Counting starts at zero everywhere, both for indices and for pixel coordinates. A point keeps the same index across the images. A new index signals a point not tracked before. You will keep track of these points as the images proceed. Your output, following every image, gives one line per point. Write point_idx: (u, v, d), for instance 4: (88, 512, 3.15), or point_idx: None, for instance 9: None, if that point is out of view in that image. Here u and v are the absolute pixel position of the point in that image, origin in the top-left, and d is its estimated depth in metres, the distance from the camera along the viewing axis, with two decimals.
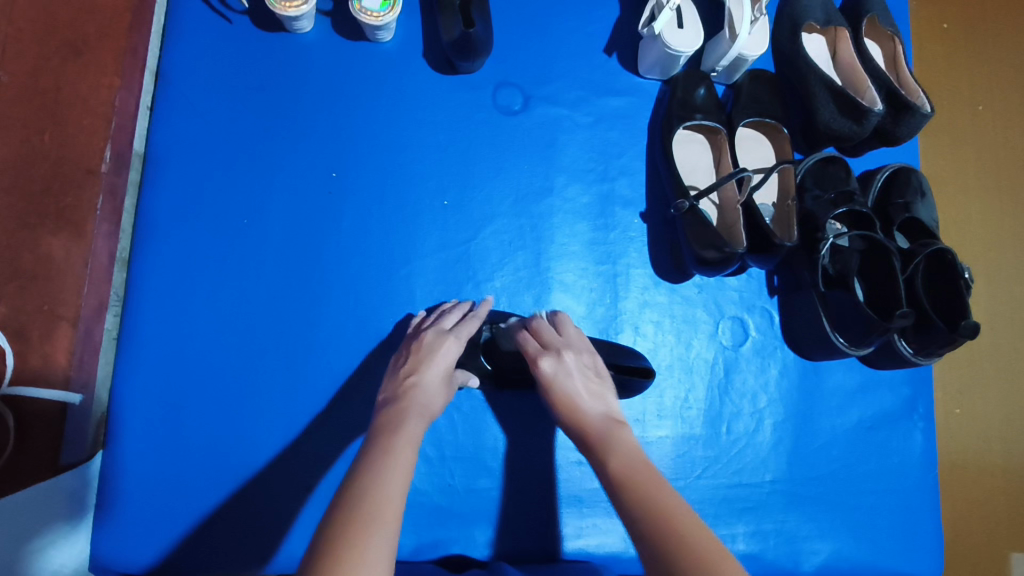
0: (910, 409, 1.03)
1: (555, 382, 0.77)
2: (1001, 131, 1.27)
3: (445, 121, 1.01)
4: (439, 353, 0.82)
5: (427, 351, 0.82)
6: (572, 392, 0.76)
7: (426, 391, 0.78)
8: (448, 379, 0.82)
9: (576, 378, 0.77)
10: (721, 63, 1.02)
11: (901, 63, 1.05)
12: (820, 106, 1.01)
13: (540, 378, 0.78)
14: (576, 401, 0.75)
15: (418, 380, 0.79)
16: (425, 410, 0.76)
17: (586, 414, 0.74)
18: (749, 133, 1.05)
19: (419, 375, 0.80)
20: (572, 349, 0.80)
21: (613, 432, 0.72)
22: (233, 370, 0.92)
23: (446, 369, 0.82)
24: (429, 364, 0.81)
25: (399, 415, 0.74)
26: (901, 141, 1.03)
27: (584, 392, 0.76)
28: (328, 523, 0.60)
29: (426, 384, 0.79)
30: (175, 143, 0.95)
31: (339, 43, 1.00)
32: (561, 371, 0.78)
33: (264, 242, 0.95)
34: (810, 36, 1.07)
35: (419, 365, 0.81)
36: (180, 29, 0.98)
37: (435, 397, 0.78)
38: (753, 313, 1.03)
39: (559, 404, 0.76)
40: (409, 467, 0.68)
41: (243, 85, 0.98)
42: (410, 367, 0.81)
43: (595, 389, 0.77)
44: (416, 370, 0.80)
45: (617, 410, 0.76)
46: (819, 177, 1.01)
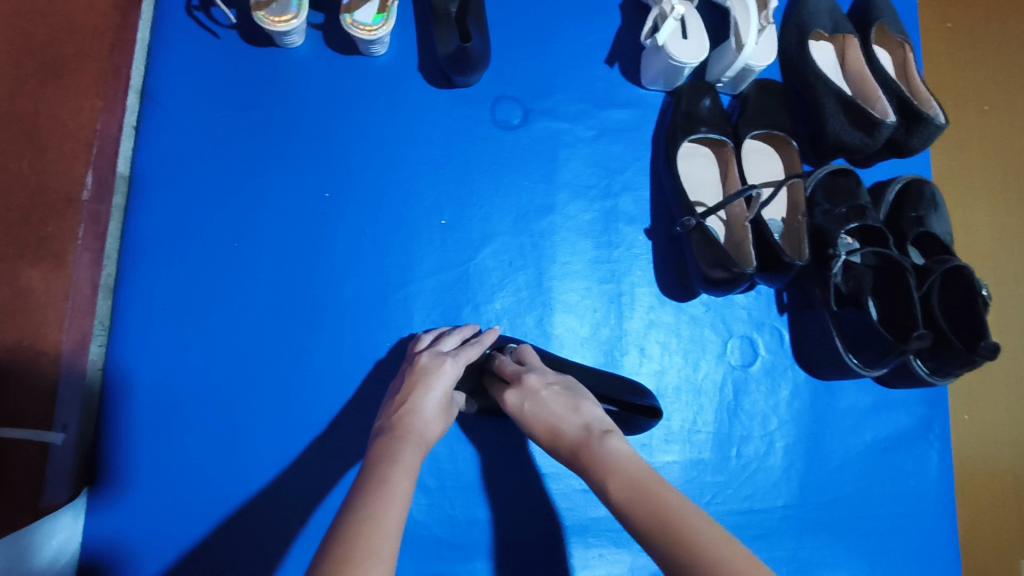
0: (925, 429, 1.00)
1: (525, 411, 0.76)
2: (1011, 133, 1.24)
3: (441, 136, 0.97)
4: (436, 377, 0.79)
5: (423, 376, 0.79)
6: (546, 413, 0.75)
7: (423, 417, 0.75)
8: (444, 402, 0.78)
9: (542, 397, 0.76)
10: (727, 74, 0.98)
11: (912, 70, 1.02)
12: (829, 118, 0.98)
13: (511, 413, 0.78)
14: (551, 420, 0.74)
15: (414, 405, 0.76)
16: (422, 437, 0.73)
17: (565, 431, 0.73)
18: (757, 145, 1.01)
19: (416, 401, 0.76)
20: (530, 372, 0.80)
21: (599, 441, 0.70)
22: (225, 400, 0.88)
23: (443, 394, 0.78)
24: (426, 388, 0.78)
25: (395, 444, 0.71)
26: (913, 153, 0.99)
27: (558, 408, 0.75)
28: (324, 560, 0.57)
29: (423, 409, 0.76)
30: (162, 165, 0.92)
31: (330, 57, 0.97)
32: (521, 398, 0.77)
33: (256, 266, 0.92)
34: (817, 44, 1.04)
35: (415, 392, 0.77)
36: (166, 47, 0.94)
37: (432, 423, 0.76)
38: (762, 331, 0.99)
39: (539, 430, 0.75)
40: (407, 497, 0.65)
41: (231, 103, 0.94)
42: (405, 395, 0.78)
43: (568, 402, 0.75)
44: (411, 396, 0.77)
45: (596, 418, 0.73)
46: (830, 190, 0.98)
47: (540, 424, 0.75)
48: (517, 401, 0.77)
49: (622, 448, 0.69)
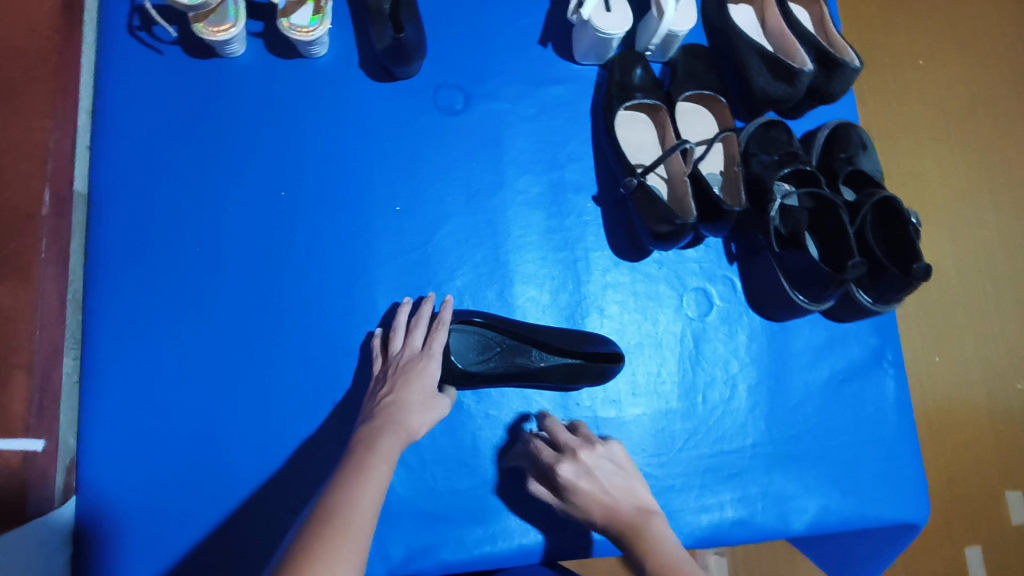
0: (879, 358, 1.05)
1: (579, 486, 0.82)
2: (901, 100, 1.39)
3: (388, 128, 1.01)
4: (417, 376, 0.84)
5: (404, 373, 0.84)
6: (600, 493, 0.82)
7: (405, 408, 0.80)
8: (427, 401, 0.82)
9: (598, 473, 0.83)
10: (653, 42, 1.03)
11: (829, 24, 1.07)
12: (754, 73, 1.03)
13: (563, 484, 0.83)
14: (607, 497, 0.82)
15: (397, 407, 0.80)
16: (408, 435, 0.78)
17: (618, 505, 0.81)
18: (689, 106, 1.07)
19: (401, 404, 0.80)
20: (587, 448, 0.86)
21: (648, 525, 0.79)
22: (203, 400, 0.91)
23: (425, 395, 0.82)
24: (406, 384, 0.82)
25: (376, 432, 0.76)
26: (835, 99, 1.04)
27: (611, 482, 0.83)
28: (299, 533, 0.61)
29: (405, 402, 0.81)
30: (117, 180, 0.95)
31: (273, 63, 1.01)
32: (580, 471, 0.83)
33: (219, 270, 0.94)
34: (738, 8, 1.11)
35: (398, 387, 0.82)
36: (113, 66, 0.97)
37: (413, 413, 0.80)
38: (715, 281, 1.04)
39: (589, 507, 0.82)
40: (385, 478, 0.70)
41: (180, 114, 0.98)
42: (388, 391, 0.83)
43: (622, 483, 0.83)
44: (394, 391, 0.82)
45: (647, 501, 0.83)
46: (762, 141, 1.03)
47: (602, 495, 0.82)
48: (576, 477, 0.82)
49: (666, 531, 0.79)
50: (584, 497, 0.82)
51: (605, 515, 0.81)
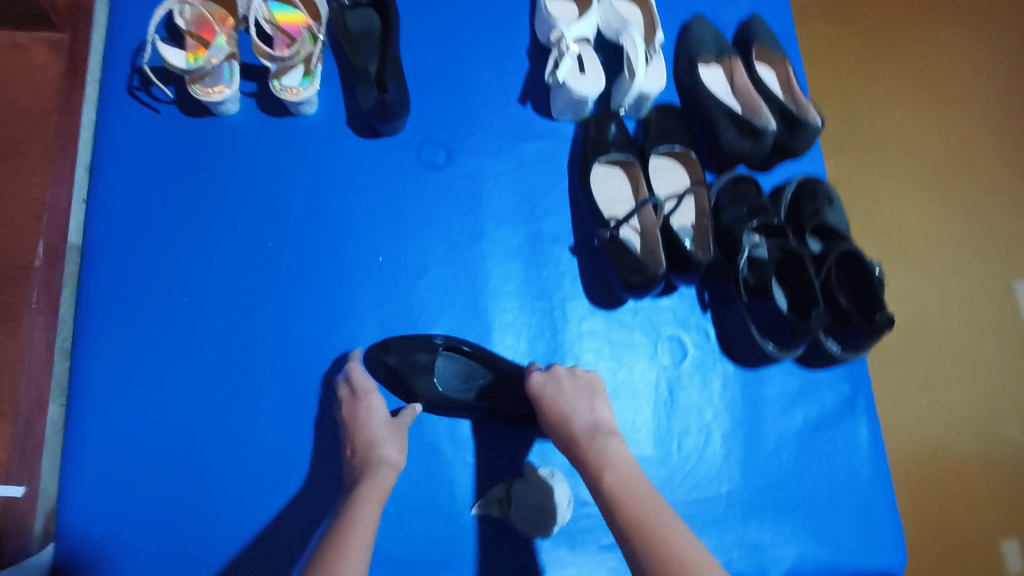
0: (852, 406, 1.07)
1: (545, 394, 0.89)
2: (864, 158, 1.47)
3: (373, 182, 1.06)
4: (371, 414, 0.89)
5: (362, 417, 0.89)
6: (564, 403, 0.88)
7: (379, 449, 0.85)
8: (389, 433, 0.88)
9: (568, 395, 0.89)
10: (626, 100, 1.09)
11: (795, 84, 1.14)
12: (722, 130, 1.09)
13: (532, 388, 0.90)
14: (567, 411, 0.87)
15: (361, 448, 0.86)
16: (385, 465, 0.83)
17: (577, 421, 0.86)
18: (662, 161, 1.11)
19: (368, 443, 0.86)
20: (567, 371, 0.93)
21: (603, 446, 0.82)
22: (184, 447, 0.93)
23: (387, 429, 0.88)
24: (365, 427, 0.88)
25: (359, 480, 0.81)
26: (800, 153, 1.09)
27: (574, 403, 0.88)
28: None
29: (375, 442, 0.86)
30: (110, 232, 0.99)
31: (265, 120, 1.06)
32: (553, 390, 0.89)
33: (206, 318, 0.97)
34: (708, 68, 1.17)
35: (360, 431, 0.87)
36: (111, 123, 1.02)
37: (390, 451, 0.86)
38: (689, 330, 1.06)
39: (546, 405, 0.88)
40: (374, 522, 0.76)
41: (173, 168, 1.02)
42: (355, 435, 0.88)
43: (586, 404, 0.88)
44: (359, 436, 0.87)
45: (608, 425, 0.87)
46: (733, 194, 1.08)
47: (564, 402, 0.88)
48: (542, 384, 0.90)
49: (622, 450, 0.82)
50: (548, 404, 0.88)
51: (563, 425, 0.86)
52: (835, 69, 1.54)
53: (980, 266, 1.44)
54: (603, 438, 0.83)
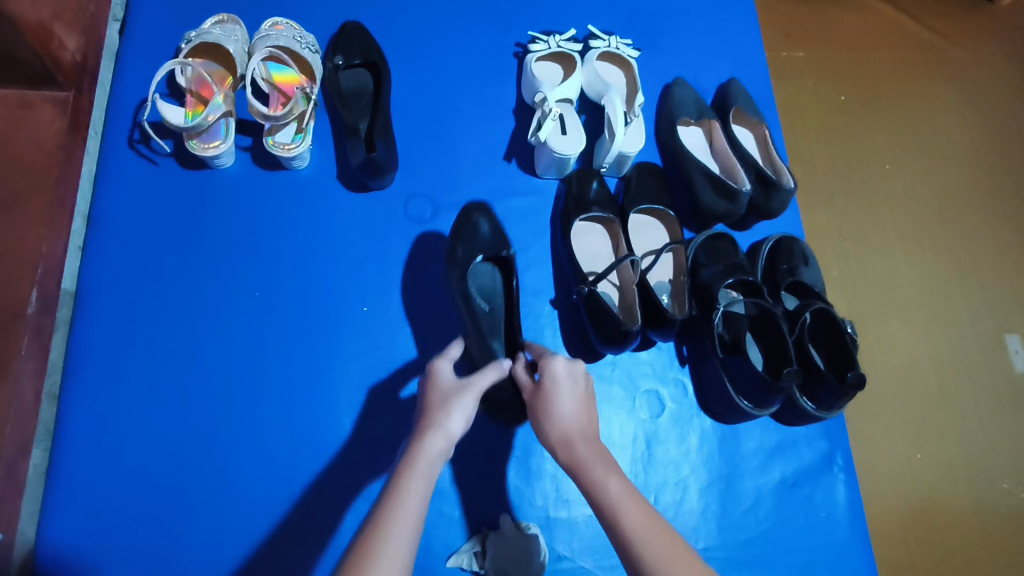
0: (829, 463, 1.07)
1: (558, 389, 0.77)
2: (848, 216, 1.50)
3: (360, 235, 1.09)
4: (450, 397, 0.76)
5: (440, 401, 0.76)
6: (571, 409, 0.76)
7: (441, 434, 0.73)
8: (460, 400, 0.76)
9: (573, 398, 0.77)
10: (605, 160, 1.14)
11: (771, 146, 1.19)
12: (700, 190, 1.13)
13: (547, 373, 0.79)
14: (571, 419, 0.75)
15: (427, 413, 0.76)
16: (443, 438, 0.73)
17: (583, 435, 0.74)
18: (643, 218, 1.16)
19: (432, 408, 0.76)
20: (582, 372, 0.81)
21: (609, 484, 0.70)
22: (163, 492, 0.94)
23: (454, 395, 0.76)
24: (445, 411, 0.75)
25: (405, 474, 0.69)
26: (777, 214, 1.12)
27: (577, 410, 0.77)
28: None
29: (443, 427, 0.73)
30: (102, 279, 1.02)
31: (258, 173, 1.10)
32: (567, 386, 0.78)
33: (191, 363, 0.99)
34: (688, 129, 1.23)
35: (433, 414, 0.75)
36: (110, 175, 1.07)
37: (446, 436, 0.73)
38: (667, 383, 1.08)
39: (547, 405, 0.77)
40: (414, 527, 0.65)
41: (168, 219, 1.06)
42: (423, 414, 0.75)
43: (590, 414, 0.77)
44: (431, 418, 0.74)
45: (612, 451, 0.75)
46: (711, 251, 1.11)
47: (570, 406, 0.77)
48: (560, 376, 0.78)
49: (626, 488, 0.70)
50: (554, 403, 0.76)
51: (569, 437, 0.75)
52: (818, 131, 1.59)
53: (963, 318, 1.46)
54: (609, 464, 0.72)
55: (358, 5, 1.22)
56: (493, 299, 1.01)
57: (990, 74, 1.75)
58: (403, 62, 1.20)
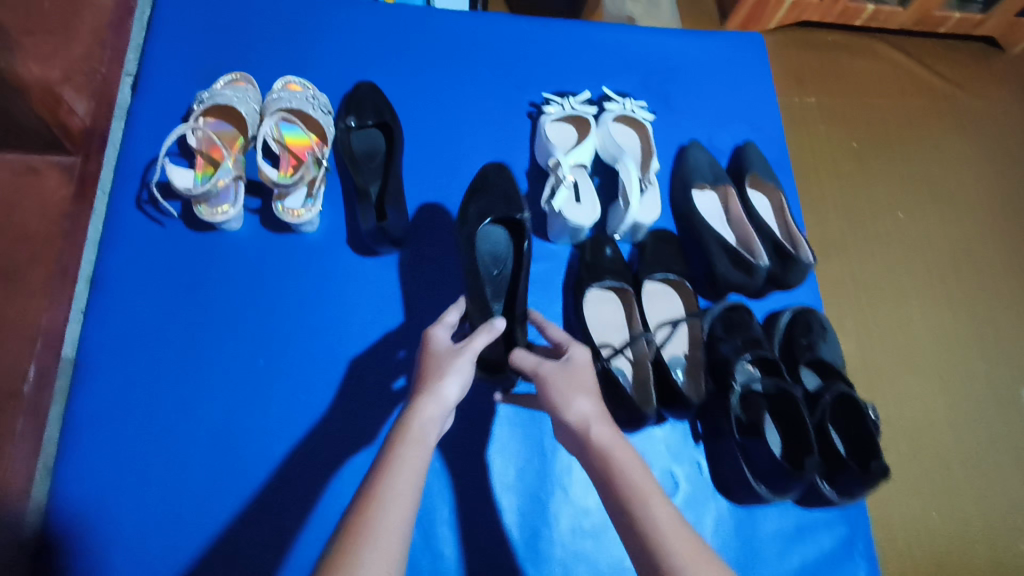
0: (851, 549, 1.03)
1: (575, 371, 0.79)
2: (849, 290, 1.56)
3: (370, 301, 1.07)
4: (447, 361, 0.76)
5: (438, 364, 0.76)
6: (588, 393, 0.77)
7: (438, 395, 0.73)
8: (456, 364, 0.75)
9: (589, 390, 0.78)
10: (620, 227, 1.11)
11: (788, 215, 1.16)
12: (716, 260, 1.10)
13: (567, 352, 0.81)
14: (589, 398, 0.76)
15: (423, 377, 0.75)
16: (438, 403, 0.71)
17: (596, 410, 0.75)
18: (657, 286, 1.13)
19: (426, 371, 0.75)
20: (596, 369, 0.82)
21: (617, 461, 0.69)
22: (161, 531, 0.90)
23: (450, 359, 0.76)
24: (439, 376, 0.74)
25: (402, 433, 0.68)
26: (795, 285, 1.08)
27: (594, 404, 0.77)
28: None
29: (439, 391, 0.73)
30: (102, 347, 0.98)
31: (267, 237, 1.09)
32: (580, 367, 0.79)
33: (192, 384, 0.98)
34: (703, 194, 1.21)
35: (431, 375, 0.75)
36: (116, 238, 1.04)
37: (442, 400, 0.72)
38: (681, 463, 1.04)
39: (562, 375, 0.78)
40: (411, 486, 0.64)
41: (172, 283, 1.03)
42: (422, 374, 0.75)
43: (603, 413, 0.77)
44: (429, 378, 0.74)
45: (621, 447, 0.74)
46: (727, 324, 1.08)
47: (585, 387, 0.77)
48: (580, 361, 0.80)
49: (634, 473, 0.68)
50: (567, 373, 0.77)
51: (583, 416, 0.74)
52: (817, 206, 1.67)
53: (959, 388, 1.49)
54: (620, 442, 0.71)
55: (371, 67, 1.22)
56: (502, 263, 1.03)
57: (975, 150, 1.84)
58: (415, 124, 1.20)
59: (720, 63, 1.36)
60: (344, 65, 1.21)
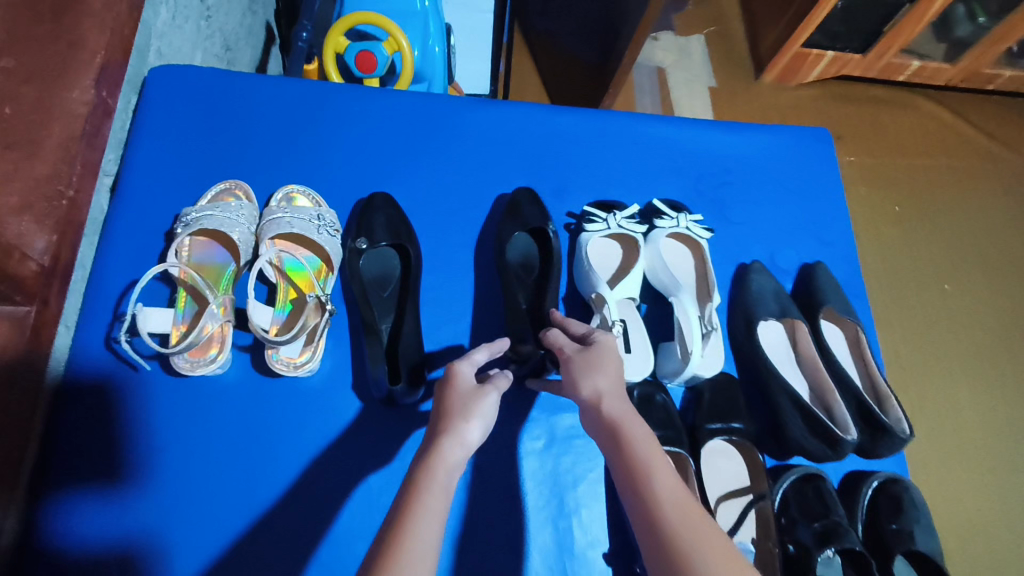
0: None
1: (600, 352, 0.72)
2: None
3: (379, 461, 0.90)
4: (467, 393, 0.68)
5: (457, 396, 0.68)
6: (605, 348, 0.72)
7: (461, 426, 0.64)
8: (481, 404, 0.67)
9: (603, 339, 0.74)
10: (675, 377, 0.94)
11: (870, 359, 0.98)
12: (789, 422, 0.93)
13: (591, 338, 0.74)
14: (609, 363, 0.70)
15: (442, 417, 0.66)
16: (461, 450, 0.63)
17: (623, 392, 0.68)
18: (717, 445, 0.97)
19: (446, 414, 0.66)
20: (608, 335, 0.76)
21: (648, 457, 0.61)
22: (194, 528, 0.83)
23: (474, 397, 0.67)
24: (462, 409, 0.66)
25: (422, 482, 0.59)
26: (882, 457, 0.93)
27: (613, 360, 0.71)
28: None
29: (462, 426, 0.64)
30: (57, 533, 0.80)
31: (261, 381, 0.92)
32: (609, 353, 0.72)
33: (172, 526, 0.83)
34: (766, 325, 1.03)
35: (448, 409, 0.66)
36: (81, 388, 0.88)
37: (467, 436, 0.64)
38: None
39: (587, 359, 0.71)
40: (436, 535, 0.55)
41: (145, 445, 0.86)
42: (440, 410, 0.67)
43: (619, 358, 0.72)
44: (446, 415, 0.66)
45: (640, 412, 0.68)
46: (801, 498, 0.92)
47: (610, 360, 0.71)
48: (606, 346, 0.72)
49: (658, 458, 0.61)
50: (594, 362, 0.70)
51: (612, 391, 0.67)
52: None
53: (972, 502, 1.51)
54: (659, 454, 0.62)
55: (386, 171, 1.07)
56: (532, 269, 1.03)
57: (984, 252, 1.89)
58: (435, 240, 1.04)
59: (782, 163, 1.20)
60: (356, 169, 1.06)
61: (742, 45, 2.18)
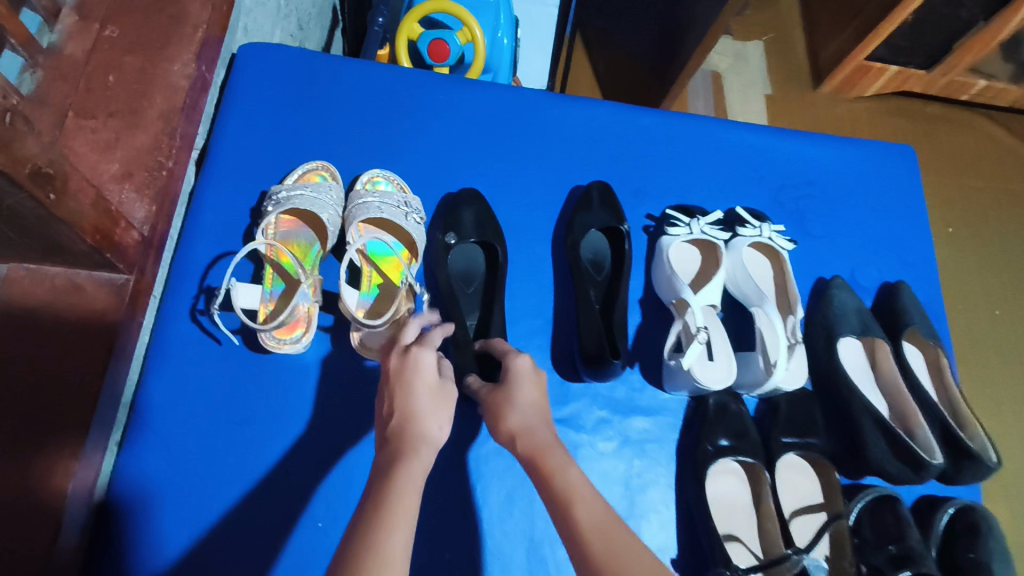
0: None
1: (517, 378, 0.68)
2: None
3: (452, 452, 0.91)
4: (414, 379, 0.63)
5: (401, 381, 0.63)
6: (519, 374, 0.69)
7: (419, 417, 0.61)
8: (438, 400, 0.62)
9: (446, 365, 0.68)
10: (755, 389, 0.93)
11: (949, 379, 0.97)
12: (869, 441, 0.91)
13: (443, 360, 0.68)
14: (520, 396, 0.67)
15: (396, 406, 0.62)
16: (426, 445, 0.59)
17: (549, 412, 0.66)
18: (792, 459, 0.95)
19: (392, 400, 0.62)
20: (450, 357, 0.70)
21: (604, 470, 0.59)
22: (196, 525, 0.82)
23: (428, 391, 0.63)
24: (408, 393, 0.62)
25: (385, 472, 0.56)
26: (960, 482, 0.92)
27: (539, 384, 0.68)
28: None
29: (415, 412, 0.61)
30: (137, 502, 0.82)
31: (340, 364, 0.93)
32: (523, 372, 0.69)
33: (249, 502, 0.85)
34: (846, 342, 1.01)
35: (398, 397, 0.62)
36: (164, 356, 0.89)
37: (430, 426, 0.61)
38: None
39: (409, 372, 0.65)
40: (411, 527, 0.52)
41: (224, 419, 0.88)
42: (391, 398, 0.63)
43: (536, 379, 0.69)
44: (399, 402, 0.62)
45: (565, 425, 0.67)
46: (875, 520, 0.90)
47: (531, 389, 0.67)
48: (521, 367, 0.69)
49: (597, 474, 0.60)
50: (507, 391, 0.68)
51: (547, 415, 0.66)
52: None
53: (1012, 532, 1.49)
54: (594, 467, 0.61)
55: (468, 162, 1.07)
56: (602, 267, 1.02)
57: None
58: (516, 233, 1.04)
59: (860, 178, 1.17)
60: (438, 157, 1.06)
61: (801, 54, 2.14)
